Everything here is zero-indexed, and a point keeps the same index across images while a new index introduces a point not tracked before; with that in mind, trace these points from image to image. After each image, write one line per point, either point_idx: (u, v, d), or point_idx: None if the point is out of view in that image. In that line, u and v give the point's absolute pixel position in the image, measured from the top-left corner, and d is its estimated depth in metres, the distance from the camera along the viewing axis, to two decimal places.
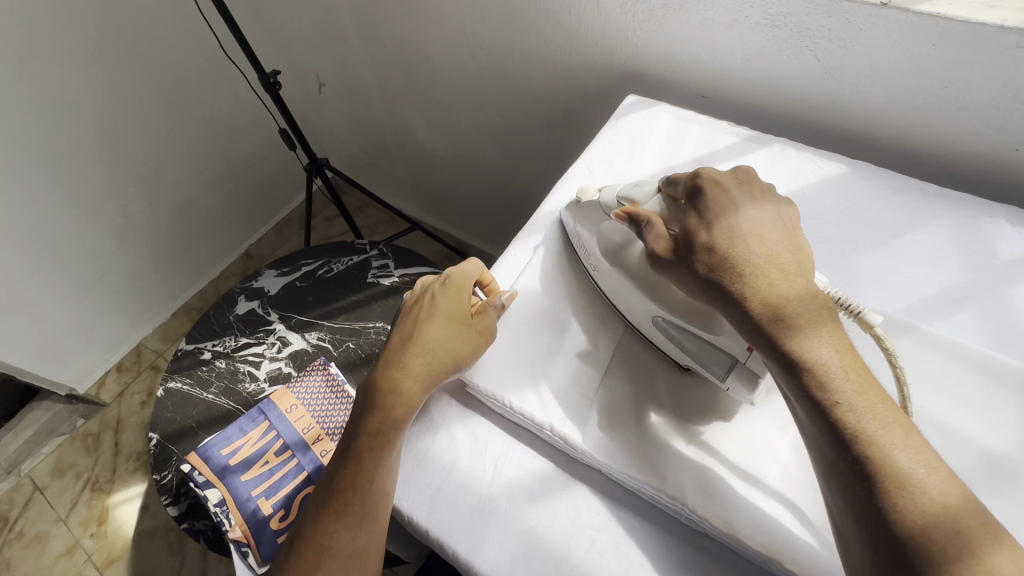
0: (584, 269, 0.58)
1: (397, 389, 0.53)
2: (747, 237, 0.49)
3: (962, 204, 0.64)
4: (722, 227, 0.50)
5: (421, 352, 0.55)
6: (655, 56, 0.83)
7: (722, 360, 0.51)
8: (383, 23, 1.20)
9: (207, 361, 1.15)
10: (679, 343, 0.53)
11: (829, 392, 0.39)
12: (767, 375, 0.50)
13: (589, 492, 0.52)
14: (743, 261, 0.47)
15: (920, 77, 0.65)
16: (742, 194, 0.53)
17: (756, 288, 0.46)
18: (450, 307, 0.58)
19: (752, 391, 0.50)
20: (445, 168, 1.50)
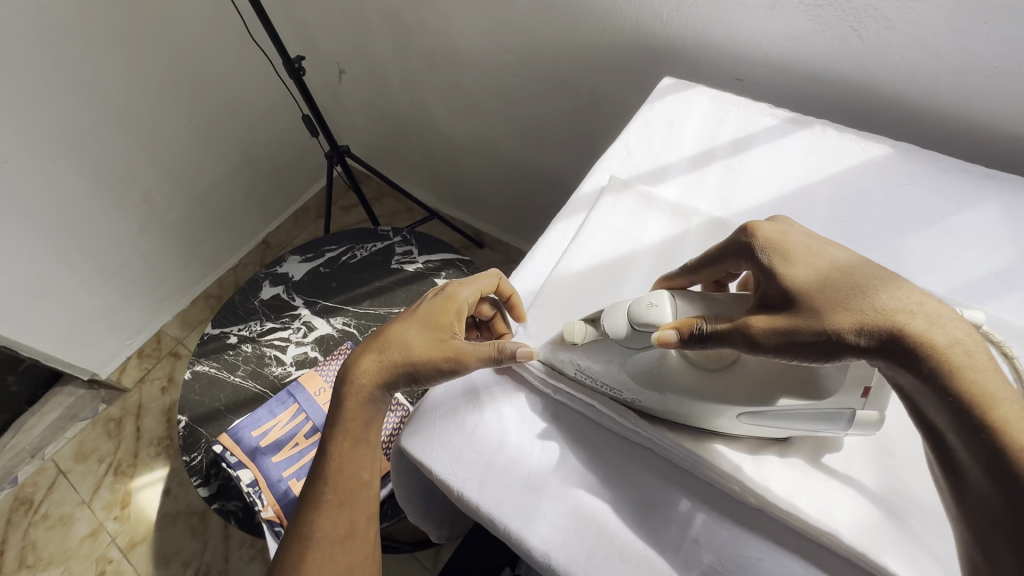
0: (631, 358, 0.49)
1: (357, 382, 0.57)
2: (856, 277, 0.42)
3: (1011, 185, 0.63)
4: (824, 271, 0.43)
5: (390, 350, 0.57)
6: (690, 37, 0.82)
7: (842, 415, 0.46)
8: (406, 7, 1.20)
9: (233, 345, 1.15)
10: (785, 420, 0.47)
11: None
12: (859, 409, 0.46)
13: (640, 469, 0.52)
14: (866, 303, 0.41)
15: (968, 56, 0.64)
16: (815, 237, 0.47)
17: (905, 335, 0.38)
18: (433, 312, 0.59)
19: (848, 422, 0.47)
20: (466, 157, 1.50)
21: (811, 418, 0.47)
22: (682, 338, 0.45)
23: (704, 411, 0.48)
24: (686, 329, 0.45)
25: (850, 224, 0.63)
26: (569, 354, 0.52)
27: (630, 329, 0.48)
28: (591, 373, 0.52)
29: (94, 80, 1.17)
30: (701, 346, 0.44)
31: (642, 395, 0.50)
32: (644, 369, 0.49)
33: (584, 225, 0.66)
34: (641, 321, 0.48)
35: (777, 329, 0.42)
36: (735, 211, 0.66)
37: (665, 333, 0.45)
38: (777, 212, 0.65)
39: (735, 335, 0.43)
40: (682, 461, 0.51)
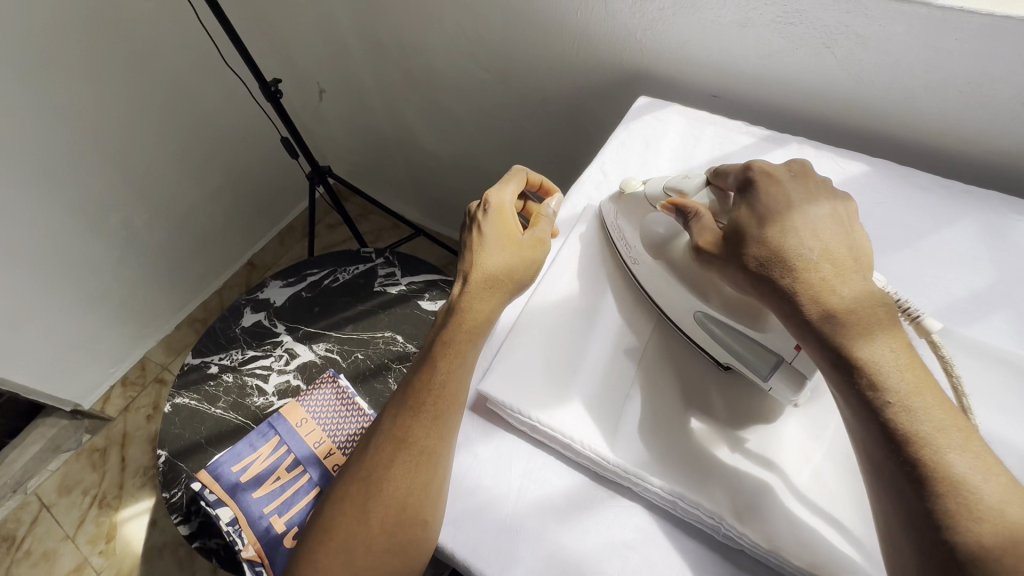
0: (649, 212, 0.62)
1: (468, 313, 0.56)
2: (799, 228, 0.48)
3: (990, 201, 0.62)
4: (774, 213, 0.49)
5: (480, 274, 0.57)
6: (665, 55, 0.82)
7: (767, 358, 0.51)
8: (384, 28, 1.19)
9: (214, 375, 1.13)
10: (721, 335, 0.53)
11: (883, 394, 0.39)
12: (788, 361, 0.50)
13: (621, 508, 0.50)
14: (787, 247, 0.47)
15: (941, 72, 0.63)
16: (792, 186, 0.51)
17: (813, 279, 0.45)
18: (497, 229, 0.59)
19: (769, 372, 0.50)
20: (449, 174, 1.48)
21: (738, 346, 0.52)
22: (676, 213, 0.57)
23: (675, 294, 0.57)
24: (681, 204, 0.57)
25: None
26: (614, 207, 0.65)
27: (662, 192, 0.61)
28: (625, 240, 0.63)
29: (66, 106, 1.14)
30: (686, 225, 0.56)
31: (643, 261, 0.61)
32: (656, 235, 0.60)
33: (560, 254, 0.65)
34: (670, 186, 0.60)
35: (712, 251, 0.51)
36: None
37: (666, 202, 0.59)
38: None
39: (692, 241, 0.54)
40: (662, 501, 0.49)
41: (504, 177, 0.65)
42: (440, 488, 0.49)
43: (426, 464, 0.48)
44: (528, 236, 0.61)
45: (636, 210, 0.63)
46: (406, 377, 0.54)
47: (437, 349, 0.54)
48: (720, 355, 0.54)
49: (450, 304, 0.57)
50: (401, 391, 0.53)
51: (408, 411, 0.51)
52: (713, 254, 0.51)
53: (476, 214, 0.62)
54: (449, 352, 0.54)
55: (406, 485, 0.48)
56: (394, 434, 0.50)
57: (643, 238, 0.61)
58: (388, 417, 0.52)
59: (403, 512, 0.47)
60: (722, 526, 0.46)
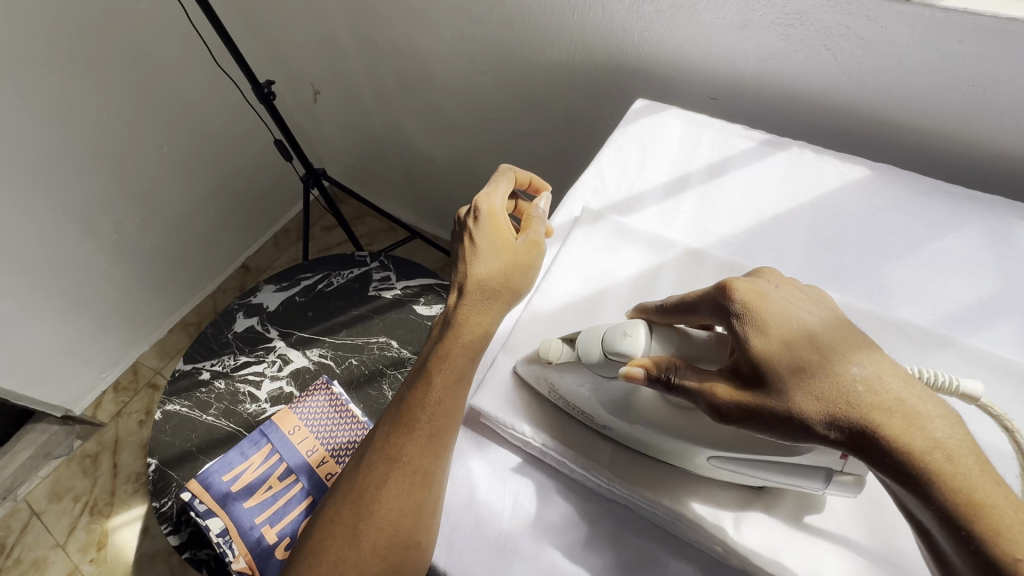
0: (599, 380, 0.49)
1: (465, 324, 0.54)
2: (832, 354, 0.38)
3: (994, 207, 0.61)
4: (795, 343, 0.39)
5: (475, 284, 0.55)
6: (663, 58, 0.80)
7: (816, 475, 0.43)
8: (379, 29, 1.17)
9: (206, 381, 1.11)
10: (752, 470, 0.44)
11: (1012, 552, 0.30)
12: (838, 469, 0.42)
13: (619, 525, 0.49)
14: (829, 390, 0.37)
15: (944, 75, 0.62)
16: (787, 301, 0.42)
17: (883, 421, 0.35)
18: (490, 237, 0.57)
19: (825, 480, 0.43)
20: (445, 176, 1.47)
21: (782, 474, 0.43)
22: (649, 376, 0.43)
23: (674, 449, 0.46)
24: (651, 365, 0.43)
25: (830, 251, 0.61)
26: (546, 374, 0.52)
27: (601, 353, 0.47)
28: (570, 398, 0.51)
29: (56, 109, 1.12)
30: (668, 387, 0.43)
31: (614, 423, 0.49)
32: (612, 396, 0.48)
33: (556, 260, 0.63)
34: (612, 348, 0.46)
35: (743, 405, 0.39)
36: (712, 240, 0.63)
37: (631, 369, 0.44)
38: (756, 240, 0.63)
39: (704, 401, 0.41)
40: (656, 517, 0.48)
41: (491, 179, 0.63)
42: (435, 508, 0.47)
43: (422, 483, 0.47)
44: (522, 242, 0.59)
45: (576, 377, 0.50)
46: (400, 393, 0.52)
47: (433, 363, 0.52)
48: (755, 479, 0.46)
49: (444, 316, 0.55)
50: (394, 407, 0.51)
51: (403, 429, 0.49)
52: (750, 407, 0.39)
53: (467, 220, 0.60)
54: (445, 366, 0.52)
55: (401, 506, 0.46)
56: (388, 452, 0.48)
57: (600, 397, 0.49)
58: (381, 434, 0.50)
59: (396, 535, 0.45)
60: (722, 543, 0.45)
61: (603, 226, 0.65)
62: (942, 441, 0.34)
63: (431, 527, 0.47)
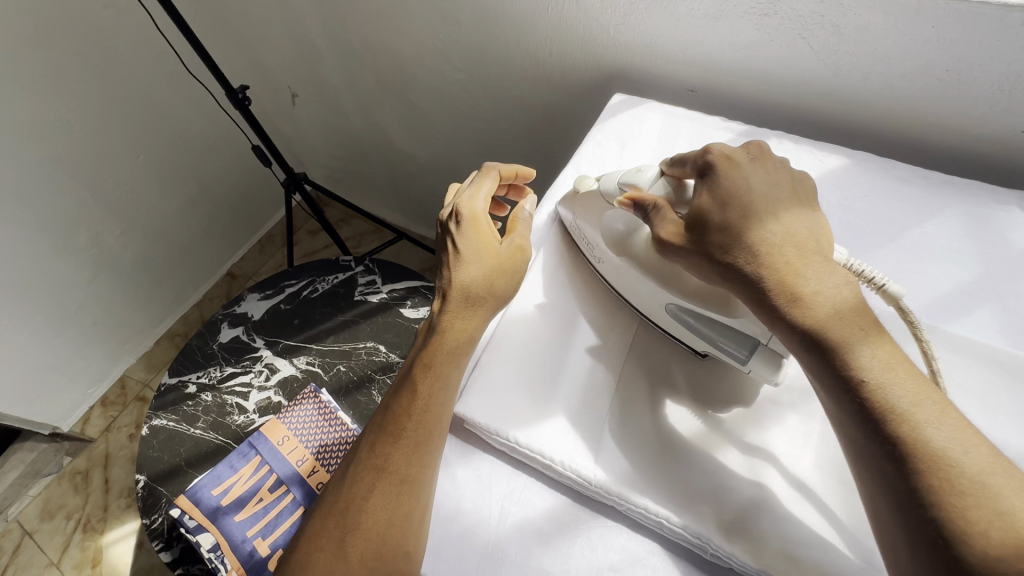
0: (609, 210, 0.59)
1: (451, 334, 0.53)
2: (766, 215, 0.47)
3: (972, 191, 0.61)
4: (733, 204, 0.48)
5: (461, 292, 0.54)
6: (639, 52, 0.80)
7: (745, 342, 0.50)
8: (353, 29, 1.15)
9: (192, 395, 1.10)
10: (699, 323, 0.52)
11: (915, 448, 0.35)
12: (763, 343, 0.49)
13: (608, 528, 0.48)
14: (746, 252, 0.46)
15: (919, 60, 0.61)
16: (749, 173, 0.50)
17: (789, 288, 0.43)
18: (473, 242, 0.56)
19: (749, 353, 0.50)
20: (427, 176, 1.45)
21: (719, 334, 0.51)
22: (633, 208, 0.54)
23: (645, 291, 0.55)
24: (638, 199, 0.54)
25: None
26: (573, 214, 0.63)
27: (617, 188, 0.58)
28: (586, 237, 0.61)
29: (26, 123, 1.10)
30: (645, 219, 0.53)
31: (606, 260, 0.59)
32: (620, 230, 0.57)
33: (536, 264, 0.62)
34: (624, 181, 0.57)
35: (678, 244, 0.49)
36: None
37: (625, 198, 0.55)
38: None
39: (654, 234, 0.52)
40: (644, 521, 0.48)
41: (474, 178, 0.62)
42: (421, 512, 0.47)
43: (409, 493, 0.46)
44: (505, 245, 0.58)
45: (592, 210, 0.61)
46: (386, 400, 0.52)
47: (419, 370, 0.51)
48: (700, 345, 0.53)
49: (430, 323, 0.55)
50: (380, 414, 0.51)
51: (389, 436, 0.48)
52: (683, 244, 0.49)
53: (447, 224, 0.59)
54: (431, 368, 0.51)
55: (388, 517, 0.45)
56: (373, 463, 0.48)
57: (603, 234, 0.58)
58: (367, 442, 0.49)
59: (385, 543, 0.45)
60: (711, 545, 0.45)
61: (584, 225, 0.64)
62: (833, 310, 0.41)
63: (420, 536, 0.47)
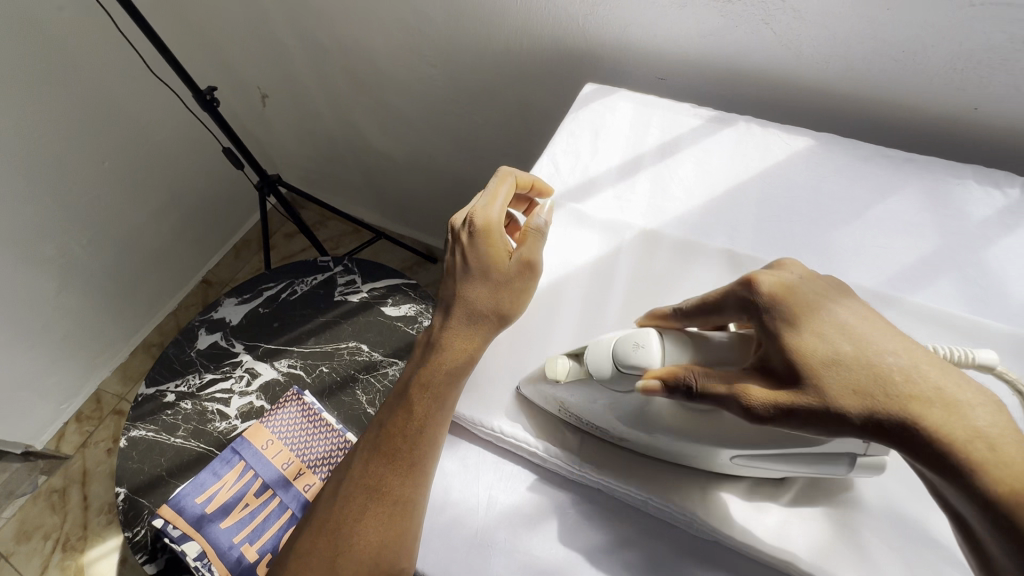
0: (608, 399, 0.47)
1: (447, 354, 0.52)
2: (867, 345, 0.39)
3: (931, 167, 0.63)
4: (802, 318, 0.41)
5: (464, 310, 0.54)
6: (608, 41, 0.80)
7: (837, 460, 0.43)
8: (322, 27, 1.13)
9: (171, 403, 1.08)
10: (775, 463, 0.44)
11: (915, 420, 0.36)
12: (861, 454, 0.42)
13: (594, 509, 0.49)
14: (807, 353, 0.40)
15: (876, 42, 0.63)
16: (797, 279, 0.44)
17: (855, 376, 0.38)
18: (484, 257, 0.54)
19: (852, 466, 0.43)
20: (403, 174, 1.44)
21: (806, 459, 0.43)
22: (667, 388, 0.42)
23: (697, 452, 0.45)
24: (671, 379, 0.42)
25: (778, 221, 0.62)
26: (557, 395, 0.50)
27: (617, 372, 0.45)
28: (583, 417, 0.50)
29: None
30: (689, 398, 0.42)
31: (628, 435, 0.48)
32: (627, 410, 0.46)
33: None
34: (630, 365, 0.44)
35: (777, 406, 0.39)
36: (667, 220, 0.64)
37: (650, 382, 0.42)
38: (709, 216, 0.63)
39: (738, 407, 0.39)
40: (628, 500, 0.49)
41: (489, 183, 0.58)
42: (414, 527, 0.47)
43: (402, 513, 0.46)
44: (509, 261, 0.55)
45: (587, 396, 0.48)
46: (381, 415, 0.52)
47: (415, 390, 0.51)
48: (776, 471, 0.46)
49: (427, 338, 0.54)
50: (374, 431, 0.51)
51: (384, 455, 0.48)
52: (771, 402, 0.39)
53: (462, 231, 0.56)
54: (427, 387, 0.51)
55: (379, 535, 0.45)
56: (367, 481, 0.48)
57: (614, 409, 0.47)
58: (361, 459, 0.50)
59: (377, 561, 0.45)
60: (695, 519, 0.46)
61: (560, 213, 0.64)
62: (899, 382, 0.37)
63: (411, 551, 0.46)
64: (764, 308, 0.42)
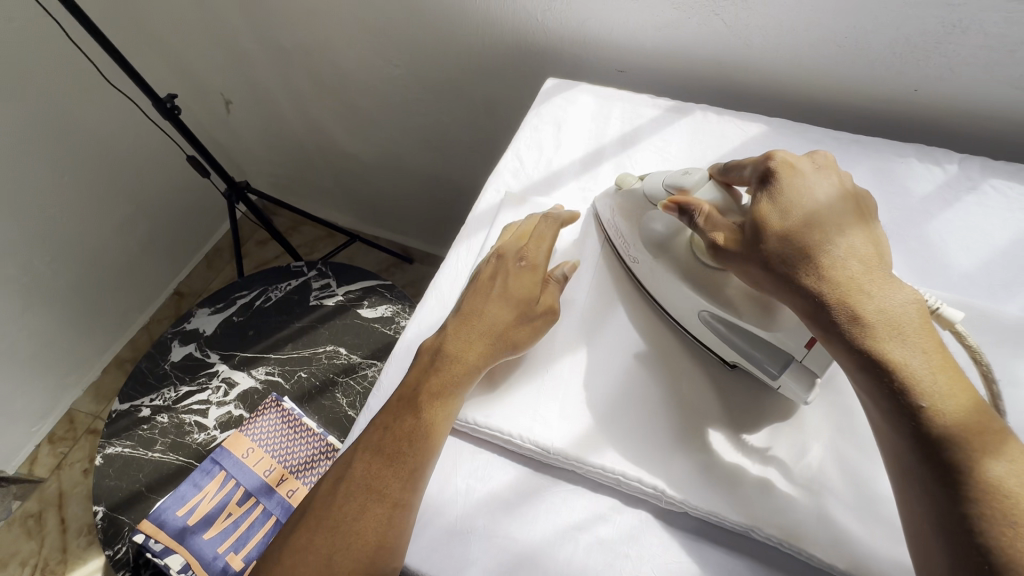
0: (650, 211, 0.58)
1: (459, 364, 0.53)
2: (835, 237, 0.46)
3: (876, 148, 0.66)
4: (794, 210, 0.48)
5: (486, 327, 0.54)
6: (567, 36, 0.82)
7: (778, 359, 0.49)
8: (282, 30, 1.13)
9: (147, 418, 1.06)
10: (726, 338, 0.51)
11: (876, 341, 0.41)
12: (798, 359, 0.49)
13: (569, 491, 0.50)
14: (783, 236, 0.47)
15: (820, 29, 0.66)
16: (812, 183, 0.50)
17: (815, 260, 0.45)
18: (518, 287, 0.56)
19: (781, 370, 0.49)
20: (373, 177, 1.43)
21: (753, 348, 0.50)
22: (679, 212, 0.52)
23: (671, 290, 0.55)
24: (685, 204, 0.52)
25: None
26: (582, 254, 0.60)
27: (662, 189, 0.57)
28: (624, 242, 0.59)
29: None
30: (692, 225, 0.52)
31: (641, 261, 0.58)
32: (660, 232, 0.56)
33: (485, 246, 0.64)
34: (671, 183, 0.56)
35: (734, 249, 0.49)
36: None
37: (668, 202, 0.53)
38: None
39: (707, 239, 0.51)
40: (602, 480, 0.50)
41: (547, 221, 0.60)
42: (408, 530, 0.48)
43: (402, 518, 0.47)
44: (538, 303, 0.56)
45: (632, 211, 0.59)
46: (382, 418, 0.52)
47: (425, 397, 0.51)
48: (727, 355, 0.53)
49: (438, 345, 0.54)
50: (375, 434, 0.51)
51: (388, 460, 0.49)
52: (734, 249, 0.49)
53: (509, 259, 0.57)
54: (436, 394, 0.51)
55: (379, 539, 0.46)
56: (368, 484, 0.48)
57: (643, 235, 0.57)
58: (360, 462, 0.49)
59: (372, 565, 0.45)
60: (665, 496, 0.48)
61: (527, 206, 0.66)
62: (849, 279, 0.44)
63: (404, 552, 0.47)
64: (770, 181, 0.50)
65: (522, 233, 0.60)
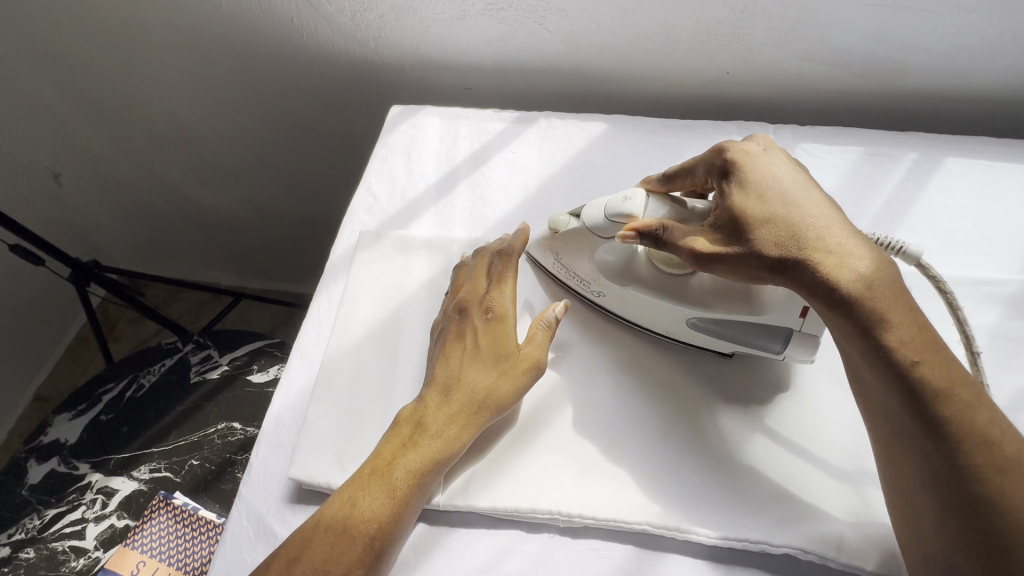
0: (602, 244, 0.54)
1: (437, 440, 0.47)
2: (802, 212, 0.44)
3: (706, 130, 0.70)
4: (769, 194, 0.45)
5: (473, 401, 0.48)
6: (408, 60, 0.84)
7: (778, 335, 0.50)
8: (105, 89, 1.04)
9: (8, 559, 0.89)
10: (726, 329, 0.51)
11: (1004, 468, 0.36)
12: (798, 330, 0.49)
13: (469, 532, 0.48)
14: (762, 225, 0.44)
15: (634, 29, 0.69)
16: (774, 163, 0.47)
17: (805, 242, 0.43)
18: (490, 340, 0.51)
19: (783, 343, 0.50)
20: (245, 231, 1.33)
21: (752, 334, 0.50)
22: (641, 237, 0.48)
23: (659, 312, 0.53)
24: (643, 229, 0.47)
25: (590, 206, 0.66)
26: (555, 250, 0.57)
27: (605, 221, 0.51)
28: (573, 271, 0.57)
29: None
30: (657, 245, 0.47)
31: (608, 292, 0.55)
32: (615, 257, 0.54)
33: (346, 292, 0.60)
34: (614, 212, 0.50)
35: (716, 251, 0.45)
36: (491, 226, 0.65)
37: (627, 232, 0.48)
38: (529, 214, 0.66)
39: (683, 249, 0.46)
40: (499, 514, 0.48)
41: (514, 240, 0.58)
42: None
43: None
44: (519, 353, 0.51)
45: (582, 245, 0.55)
46: (345, 489, 0.45)
47: (403, 476, 0.45)
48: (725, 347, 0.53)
49: (421, 415, 0.48)
50: (342, 509, 0.44)
51: (355, 544, 0.42)
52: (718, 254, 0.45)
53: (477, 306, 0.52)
54: (414, 469, 0.46)
55: None
56: (326, 570, 0.42)
57: (600, 267, 0.55)
58: (321, 540, 0.43)
59: None
60: (561, 516, 0.47)
61: (384, 244, 0.62)
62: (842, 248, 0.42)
63: None
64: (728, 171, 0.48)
65: (477, 275, 0.55)
